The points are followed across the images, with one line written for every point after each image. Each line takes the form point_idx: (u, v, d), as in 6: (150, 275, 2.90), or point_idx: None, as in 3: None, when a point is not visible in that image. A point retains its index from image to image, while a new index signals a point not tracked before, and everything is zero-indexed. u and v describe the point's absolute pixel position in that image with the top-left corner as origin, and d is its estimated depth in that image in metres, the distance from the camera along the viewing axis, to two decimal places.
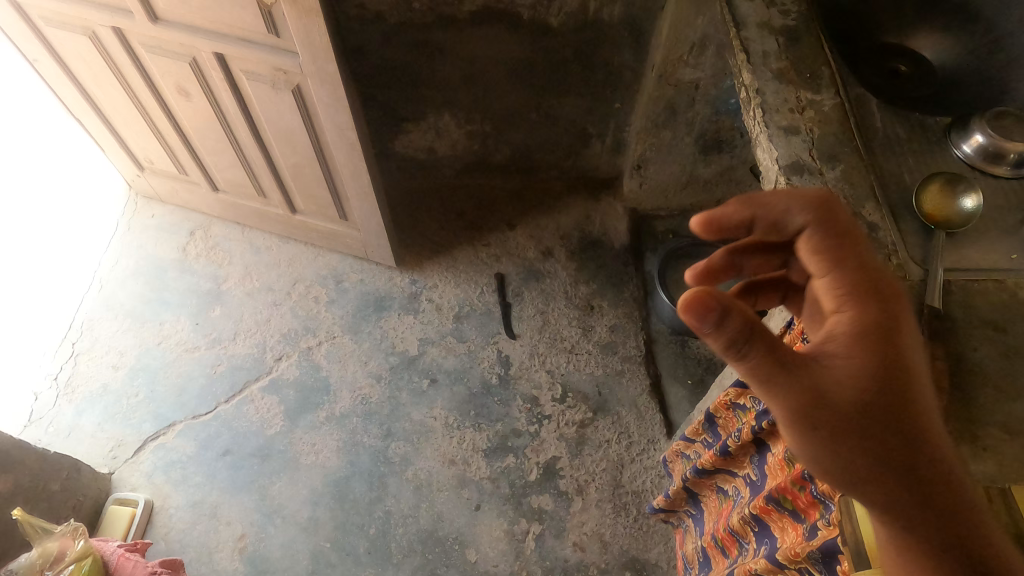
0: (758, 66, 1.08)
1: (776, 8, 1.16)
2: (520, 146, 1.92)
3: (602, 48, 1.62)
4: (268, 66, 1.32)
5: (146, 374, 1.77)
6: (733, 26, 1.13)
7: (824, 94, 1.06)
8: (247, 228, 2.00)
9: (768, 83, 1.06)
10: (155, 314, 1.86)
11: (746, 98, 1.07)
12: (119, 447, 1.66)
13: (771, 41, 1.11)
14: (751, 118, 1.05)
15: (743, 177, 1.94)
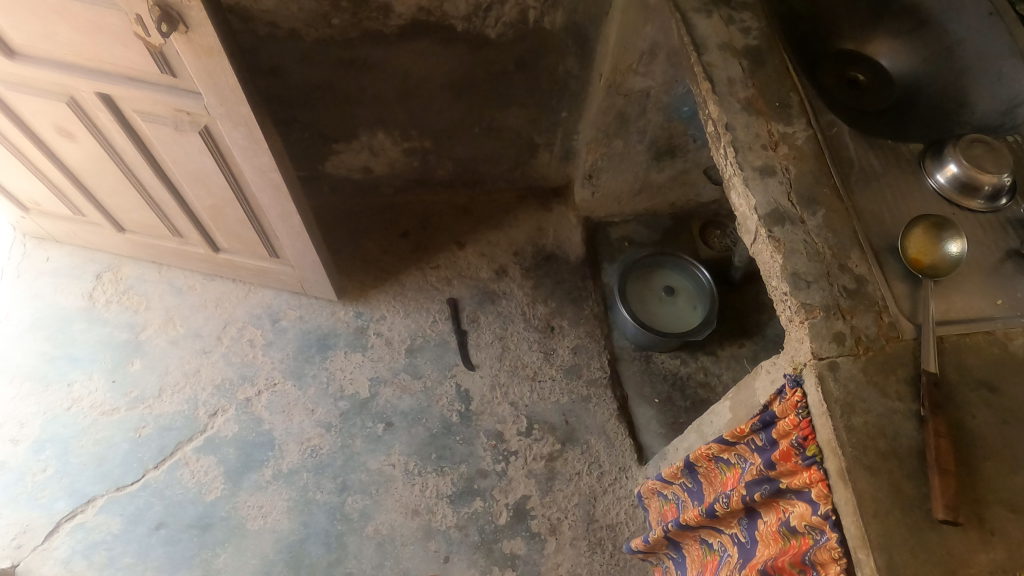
0: (724, 95, 0.97)
1: (736, 26, 1.06)
2: (462, 160, 1.78)
3: (546, 58, 1.49)
4: (166, 107, 1.14)
5: (55, 445, 1.57)
6: (693, 49, 1.02)
7: (796, 125, 0.97)
8: (165, 266, 1.82)
9: (737, 115, 0.96)
10: (61, 373, 1.65)
11: (713, 133, 0.97)
12: (24, 534, 1.47)
13: (734, 65, 1.01)
14: (722, 157, 0.96)
15: (698, 180, 1.86)
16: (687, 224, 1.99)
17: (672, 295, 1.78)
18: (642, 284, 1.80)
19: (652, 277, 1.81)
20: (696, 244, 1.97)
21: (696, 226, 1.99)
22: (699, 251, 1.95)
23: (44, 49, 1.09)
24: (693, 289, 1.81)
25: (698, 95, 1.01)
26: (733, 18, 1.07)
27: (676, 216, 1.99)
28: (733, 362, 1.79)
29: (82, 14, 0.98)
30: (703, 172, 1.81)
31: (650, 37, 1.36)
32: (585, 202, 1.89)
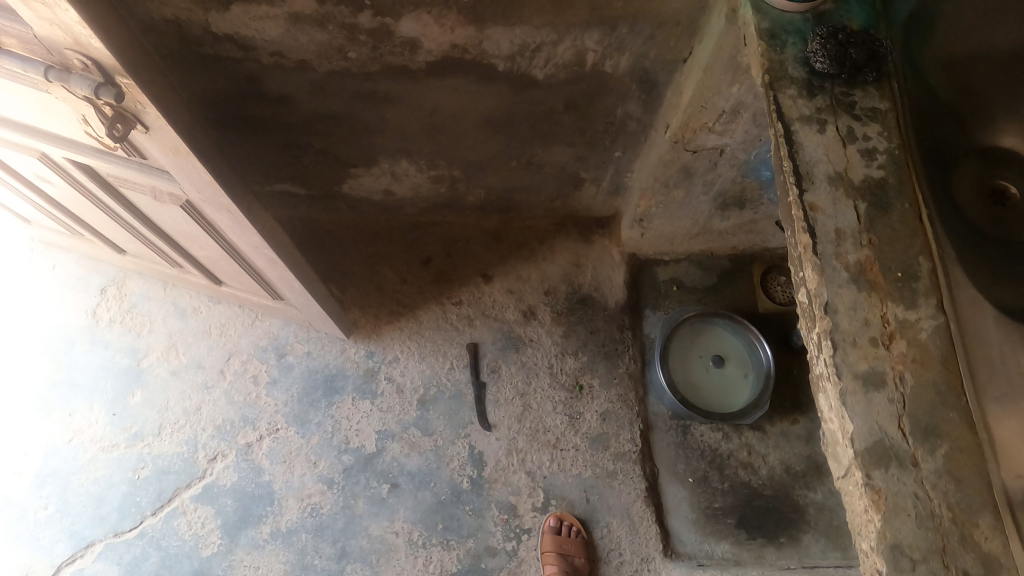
0: (828, 258, 0.74)
1: (857, 145, 0.79)
2: (495, 189, 1.55)
3: (602, 100, 1.24)
4: (142, 180, 0.96)
5: (56, 481, 1.52)
6: (794, 181, 0.77)
7: (922, 309, 0.72)
8: (170, 283, 1.67)
9: (842, 290, 0.73)
10: (62, 402, 1.58)
11: (808, 309, 0.75)
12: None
13: (848, 211, 0.76)
14: (814, 344, 0.74)
15: (766, 228, 1.61)
16: (747, 268, 1.72)
17: (722, 364, 1.57)
18: (690, 346, 1.58)
19: (703, 339, 1.59)
20: (755, 293, 1.70)
21: (758, 271, 1.72)
22: (757, 304, 1.69)
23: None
24: (749, 360, 1.59)
25: (795, 248, 0.77)
26: (854, 132, 0.80)
27: (736, 259, 1.73)
28: (781, 441, 1.60)
29: (29, 96, 0.79)
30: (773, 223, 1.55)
31: (734, 98, 1.09)
32: (632, 240, 1.65)
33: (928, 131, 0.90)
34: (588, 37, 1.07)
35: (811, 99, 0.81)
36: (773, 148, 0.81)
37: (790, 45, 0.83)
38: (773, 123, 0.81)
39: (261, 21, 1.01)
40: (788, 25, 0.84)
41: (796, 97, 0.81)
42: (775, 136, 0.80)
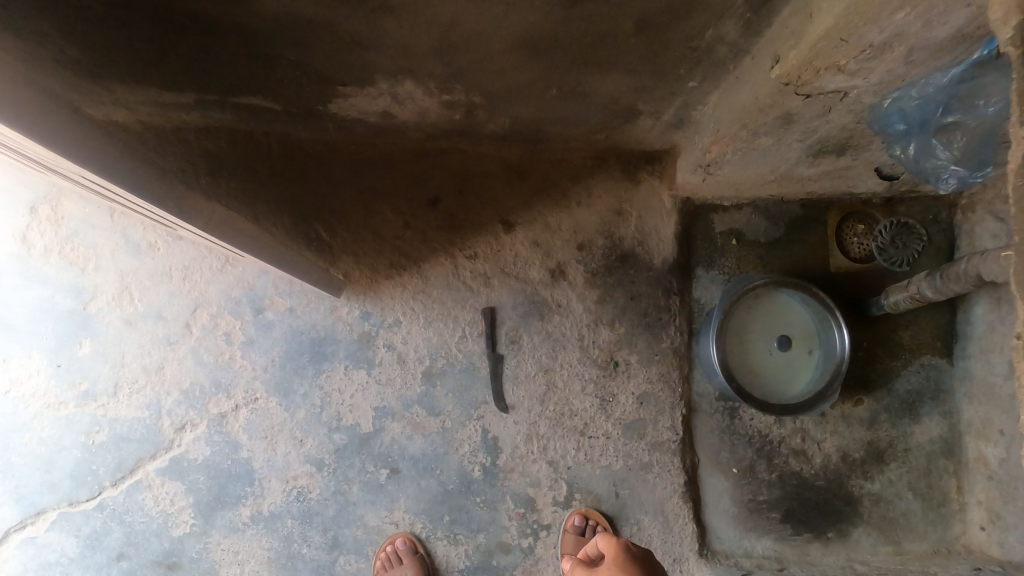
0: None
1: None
2: (525, 119, 1.21)
3: (692, 20, 0.87)
4: (20, 141, 0.63)
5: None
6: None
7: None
8: (116, 209, 1.29)
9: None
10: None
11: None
12: None
13: None
14: None
15: (862, 176, 1.28)
16: (822, 215, 1.43)
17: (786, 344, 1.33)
18: (750, 321, 1.35)
19: (767, 313, 1.36)
20: (829, 249, 1.43)
21: (834, 218, 1.43)
22: (829, 263, 1.43)
23: None
24: (820, 343, 1.34)
25: None
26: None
27: (809, 207, 1.43)
28: (841, 427, 1.42)
29: None
30: (874, 169, 1.22)
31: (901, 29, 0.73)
32: (686, 185, 1.35)
33: None
34: None
35: None
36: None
37: None
38: None
39: None
40: None
41: None
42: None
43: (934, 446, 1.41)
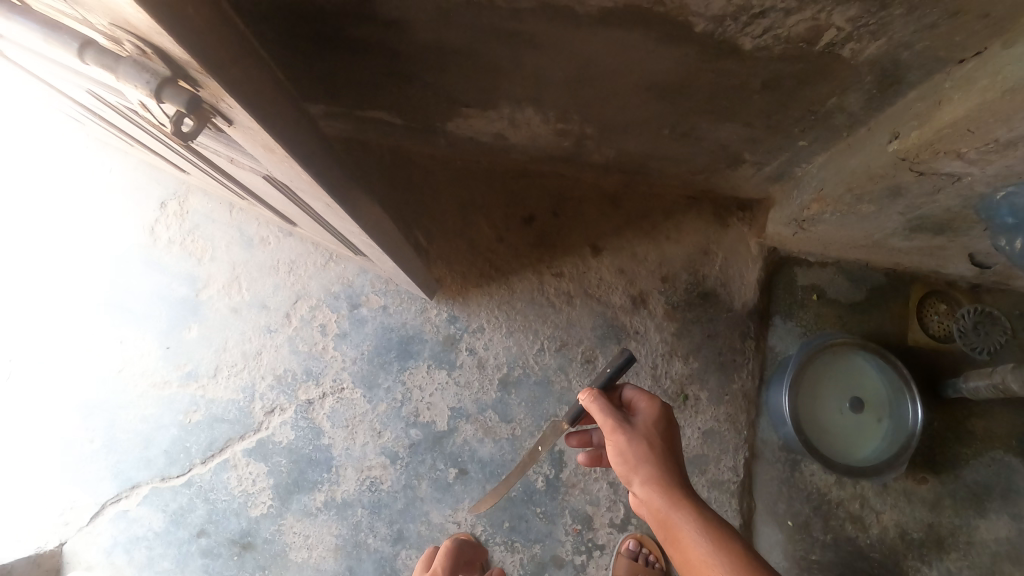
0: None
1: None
2: (631, 152, 1.25)
3: (817, 87, 0.92)
4: (221, 150, 0.73)
5: (104, 415, 1.43)
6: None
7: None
8: (235, 207, 1.49)
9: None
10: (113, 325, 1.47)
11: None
12: (70, 511, 1.40)
13: None
14: None
15: (954, 257, 1.27)
16: (906, 288, 1.44)
17: (857, 410, 1.34)
18: (839, 398, 1.36)
19: (857, 391, 1.36)
20: (907, 323, 1.44)
21: (914, 295, 1.44)
22: (907, 336, 1.44)
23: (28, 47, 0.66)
24: (894, 416, 1.35)
25: None
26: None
27: (892, 275, 1.44)
28: (902, 500, 1.42)
29: (73, 66, 0.56)
30: (966, 252, 1.22)
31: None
32: (776, 236, 1.37)
33: None
34: (841, 13, 0.75)
35: None
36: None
37: None
38: None
39: None
40: None
41: None
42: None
43: (998, 547, 1.40)
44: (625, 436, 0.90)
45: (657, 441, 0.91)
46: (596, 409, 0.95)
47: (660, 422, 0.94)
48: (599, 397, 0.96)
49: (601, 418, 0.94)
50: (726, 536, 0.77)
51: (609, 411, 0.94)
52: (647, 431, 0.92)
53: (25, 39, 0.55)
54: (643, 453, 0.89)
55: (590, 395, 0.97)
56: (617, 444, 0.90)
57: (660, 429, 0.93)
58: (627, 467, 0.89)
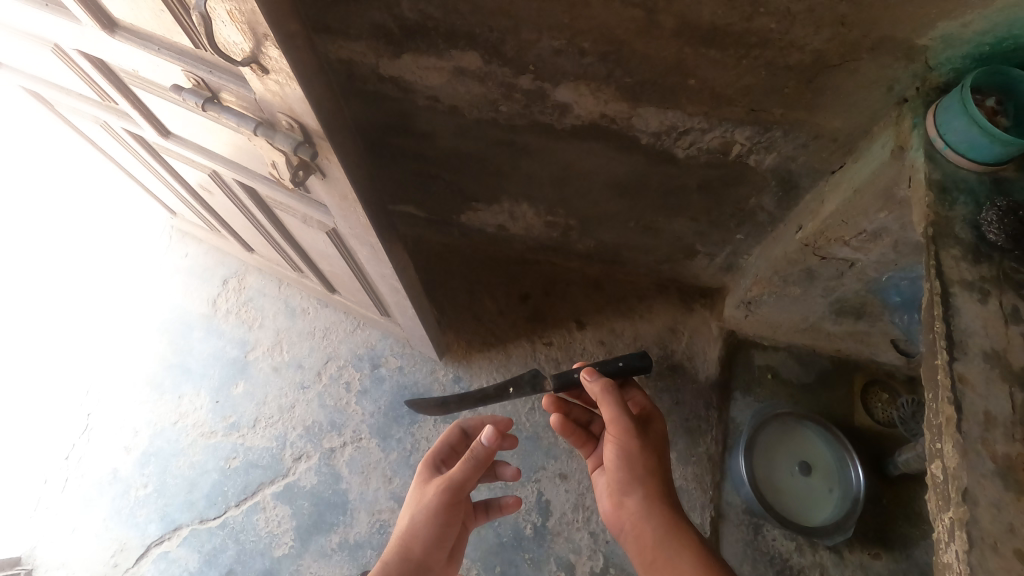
0: (972, 441, 0.66)
1: (1021, 328, 0.69)
2: (607, 243, 1.57)
3: (738, 187, 1.22)
4: (296, 206, 1.06)
5: (159, 462, 1.60)
6: (943, 347, 0.70)
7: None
8: (284, 284, 1.80)
9: (984, 482, 0.64)
10: (174, 384, 1.68)
11: (942, 487, 0.67)
12: (121, 552, 1.51)
13: (1001, 397, 0.67)
14: (945, 530, 0.66)
15: (879, 344, 1.43)
16: (851, 374, 1.57)
17: (806, 475, 1.44)
18: (793, 461, 1.46)
19: (807, 454, 1.46)
20: (851, 406, 1.54)
21: (858, 382, 1.56)
22: (853, 418, 1.54)
23: (190, 137, 0.99)
24: (842, 478, 1.43)
25: (933, 421, 0.70)
26: (1020, 312, 0.70)
27: (838, 361, 1.58)
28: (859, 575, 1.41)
29: (232, 138, 0.89)
30: (890, 341, 1.38)
31: (881, 224, 0.99)
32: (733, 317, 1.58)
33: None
34: (740, 132, 1.05)
35: (976, 265, 0.72)
36: (925, 303, 0.74)
37: (961, 203, 0.74)
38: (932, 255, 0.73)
39: (451, 49, 1.00)
40: (961, 181, 0.75)
41: (959, 259, 0.73)
42: (929, 292, 0.73)
43: None
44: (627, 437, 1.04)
45: (658, 458, 1.07)
46: (610, 404, 1.06)
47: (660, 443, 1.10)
48: (612, 393, 1.06)
49: (615, 414, 1.04)
50: (690, 542, 0.96)
51: (624, 411, 1.05)
52: (651, 447, 1.07)
53: (206, 123, 0.87)
54: (646, 464, 1.04)
55: (604, 385, 1.07)
56: (628, 446, 1.03)
57: (659, 449, 1.09)
58: (632, 473, 1.03)
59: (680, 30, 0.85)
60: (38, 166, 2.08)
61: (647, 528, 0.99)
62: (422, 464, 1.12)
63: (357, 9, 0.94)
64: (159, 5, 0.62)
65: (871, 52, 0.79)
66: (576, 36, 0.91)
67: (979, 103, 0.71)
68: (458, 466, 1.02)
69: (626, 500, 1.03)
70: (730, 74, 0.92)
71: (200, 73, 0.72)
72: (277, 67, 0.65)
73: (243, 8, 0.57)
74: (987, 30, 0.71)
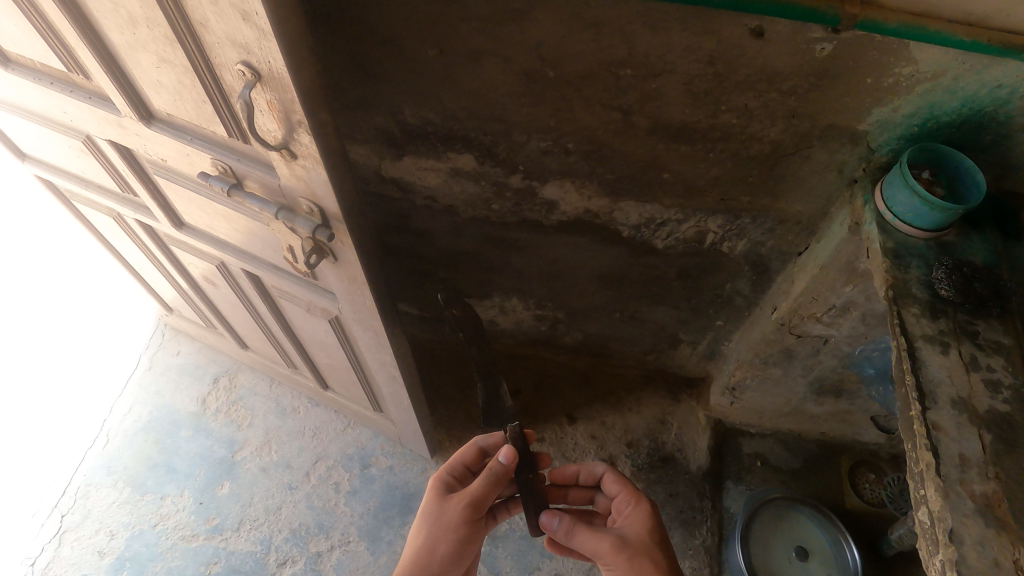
0: (952, 482, 0.69)
1: (980, 375, 0.75)
2: (595, 335, 1.64)
3: (715, 275, 1.31)
4: (301, 294, 1.09)
5: (133, 567, 1.49)
6: (915, 398, 0.74)
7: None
8: (276, 382, 1.79)
9: (968, 522, 0.67)
10: (157, 484, 1.61)
11: (930, 531, 0.69)
12: None
13: (972, 439, 0.71)
14: (936, 570, 0.67)
15: (859, 422, 1.50)
16: (836, 458, 1.60)
17: (803, 560, 1.42)
18: (787, 547, 1.44)
19: (798, 539, 1.45)
20: (841, 488, 1.55)
21: (845, 464, 1.59)
22: (843, 498, 1.54)
23: (204, 225, 1.05)
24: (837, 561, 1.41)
25: (914, 468, 0.73)
26: (977, 360, 0.76)
27: (824, 445, 1.61)
28: None
29: (244, 223, 0.94)
30: (869, 417, 1.45)
31: (847, 297, 1.07)
32: (719, 406, 1.63)
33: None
34: (712, 220, 1.15)
35: (934, 321, 0.79)
36: (893, 358, 0.79)
37: (914, 267, 0.82)
38: (894, 311, 0.80)
39: (450, 152, 1.11)
40: (912, 248, 0.84)
41: (919, 316, 0.79)
42: (896, 348, 0.78)
43: None
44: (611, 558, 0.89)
45: (657, 559, 0.89)
46: (585, 539, 0.91)
47: (651, 535, 0.93)
48: (579, 526, 0.92)
49: (594, 545, 0.91)
50: None
51: (600, 534, 0.92)
52: (645, 551, 0.90)
53: (223, 208, 0.93)
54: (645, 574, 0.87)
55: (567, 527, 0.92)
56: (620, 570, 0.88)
57: (657, 547, 0.91)
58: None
59: (653, 128, 0.97)
60: (35, 271, 2.09)
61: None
62: (434, 481, 1.05)
63: (366, 115, 1.05)
64: (202, 97, 0.70)
65: (820, 139, 0.92)
66: (562, 136, 1.02)
67: (916, 176, 0.83)
68: (477, 482, 0.96)
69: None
70: (701, 167, 1.03)
71: (227, 160, 0.79)
72: (305, 153, 0.71)
73: (282, 97, 0.64)
74: (914, 114, 0.83)
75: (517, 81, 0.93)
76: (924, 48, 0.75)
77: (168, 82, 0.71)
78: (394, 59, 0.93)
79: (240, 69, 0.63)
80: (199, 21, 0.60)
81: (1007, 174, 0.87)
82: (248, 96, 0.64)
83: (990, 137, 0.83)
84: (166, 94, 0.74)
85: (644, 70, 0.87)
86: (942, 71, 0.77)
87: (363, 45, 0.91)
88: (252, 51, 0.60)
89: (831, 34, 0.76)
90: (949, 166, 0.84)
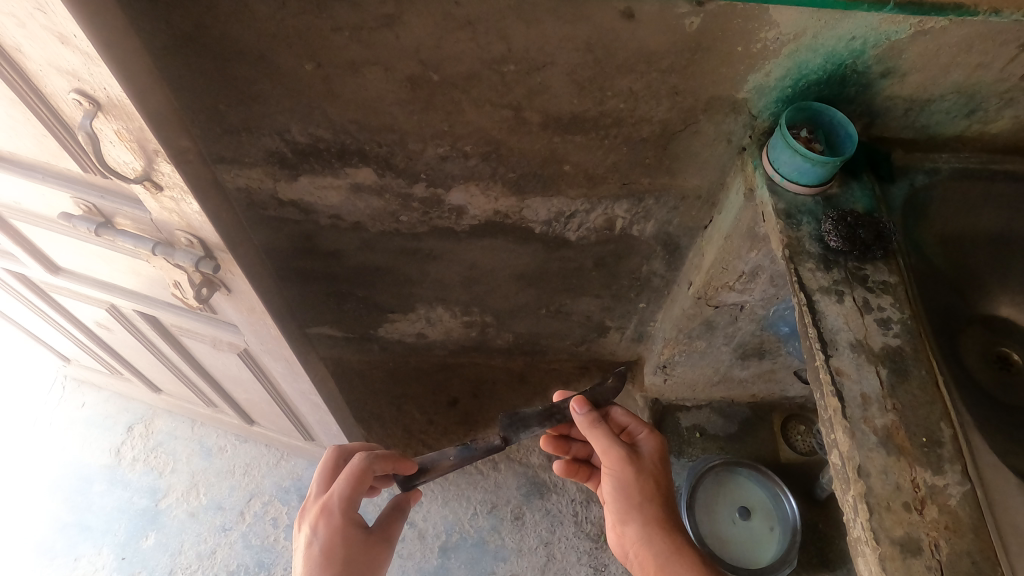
0: (856, 422, 0.72)
1: (872, 315, 0.78)
2: (524, 334, 1.64)
3: (629, 259, 1.33)
4: (203, 330, 1.03)
5: None
6: (818, 348, 0.77)
7: (949, 474, 0.68)
8: (197, 423, 1.70)
9: (872, 455, 0.70)
10: (69, 546, 1.52)
11: (839, 471, 0.72)
12: None
13: (871, 377, 0.74)
14: (849, 507, 0.70)
15: (786, 379, 1.55)
16: (768, 417, 1.65)
17: (747, 518, 1.46)
18: (731, 509, 1.47)
19: (740, 498, 1.48)
20: (775, 443, 1.61)
21: (777, 420, 1.64)
22: (778, 453, 1.59)
23: (81, 268, 0.98)
24: (778, 514, 1.45)
25: (822, 414, 0.76)
26: (870, 303, 0.79)
27: (755, 406, 1.66)
28: None
29: (126, 263, 0.88)
30: (793, 373, 1.50)
31: (753, 262, 1.11)
32: (654, 385, 1.65)
33: (918, 262, 0.86)
34: (618, 206, 1.17)
35: (828, 272, 0.82)
36: (797, 314, 0.82)
37: (805, 224, 0.85)
38: (793, 267, 0.82)
39: (342, 167, 1.08)
40: (800, 205, 0.87)
41: (814, 269, 0.82)
42: (797, 304, 0.81)
43: None
44: (616, 461, 0.96)
45: (658, 481, 0.97)
46: (600, 436, 0.97)
47: (661, 459, 1.00)
48: (599, 422, 0.98)
49: (608, 446, 0.97)
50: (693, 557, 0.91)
51: (616, 441, 0.98)
52: (651, 472, 0.98)
53: (96, 248, 0.87)
54: (644, 492, 0.96)
55: (592, 419, 0.97)
56: (624, 477, 0.96)
57: (661, 472, 0.99)
58: (629, 503, 0.95)
59: (544, 122, 0.97)
60: None
61: (652, 558, 0.92)
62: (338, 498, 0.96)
63: (250, 137, 1.00)
64: (42, 132, 0.65)
65: (704, 112, 0.94)
66: (456, 140, 1.01)
67: (795, 135, 0.86)
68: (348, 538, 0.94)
69: (625, 531, 0.96)
70: (597, 154, 1.04)
71: (89, 198, 0.74)
72: (170, 183, 0.68)
73: (130, 125, 0.61)
74: (785, 75, 0.87)
75: (401, 88, 0.91)
76: (781, 11, 0.78)
77: (0, 117, 0.65)
78: (268, 76, 0.89)
79: (75, 99, 0.59)
80: (15, 48, 0.56)
81: (874, 121, 0.93)
82: (90, 127, 0.60)
83: (854, 89, 0.87)
84: (3, 130, 0.68)
85: (523, 65, 0.87)
86: (803, 30, 0.80)
87: (232, 63, 0.87)
88: (83, 78, 0.56)
89: (696, 8, 0.77)
90: (824, 122, 0.88)
